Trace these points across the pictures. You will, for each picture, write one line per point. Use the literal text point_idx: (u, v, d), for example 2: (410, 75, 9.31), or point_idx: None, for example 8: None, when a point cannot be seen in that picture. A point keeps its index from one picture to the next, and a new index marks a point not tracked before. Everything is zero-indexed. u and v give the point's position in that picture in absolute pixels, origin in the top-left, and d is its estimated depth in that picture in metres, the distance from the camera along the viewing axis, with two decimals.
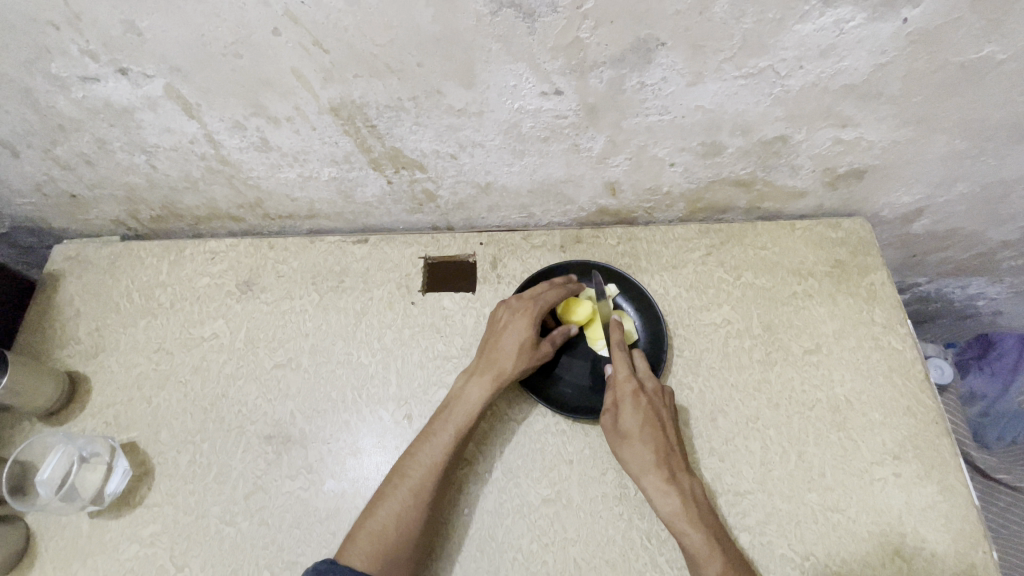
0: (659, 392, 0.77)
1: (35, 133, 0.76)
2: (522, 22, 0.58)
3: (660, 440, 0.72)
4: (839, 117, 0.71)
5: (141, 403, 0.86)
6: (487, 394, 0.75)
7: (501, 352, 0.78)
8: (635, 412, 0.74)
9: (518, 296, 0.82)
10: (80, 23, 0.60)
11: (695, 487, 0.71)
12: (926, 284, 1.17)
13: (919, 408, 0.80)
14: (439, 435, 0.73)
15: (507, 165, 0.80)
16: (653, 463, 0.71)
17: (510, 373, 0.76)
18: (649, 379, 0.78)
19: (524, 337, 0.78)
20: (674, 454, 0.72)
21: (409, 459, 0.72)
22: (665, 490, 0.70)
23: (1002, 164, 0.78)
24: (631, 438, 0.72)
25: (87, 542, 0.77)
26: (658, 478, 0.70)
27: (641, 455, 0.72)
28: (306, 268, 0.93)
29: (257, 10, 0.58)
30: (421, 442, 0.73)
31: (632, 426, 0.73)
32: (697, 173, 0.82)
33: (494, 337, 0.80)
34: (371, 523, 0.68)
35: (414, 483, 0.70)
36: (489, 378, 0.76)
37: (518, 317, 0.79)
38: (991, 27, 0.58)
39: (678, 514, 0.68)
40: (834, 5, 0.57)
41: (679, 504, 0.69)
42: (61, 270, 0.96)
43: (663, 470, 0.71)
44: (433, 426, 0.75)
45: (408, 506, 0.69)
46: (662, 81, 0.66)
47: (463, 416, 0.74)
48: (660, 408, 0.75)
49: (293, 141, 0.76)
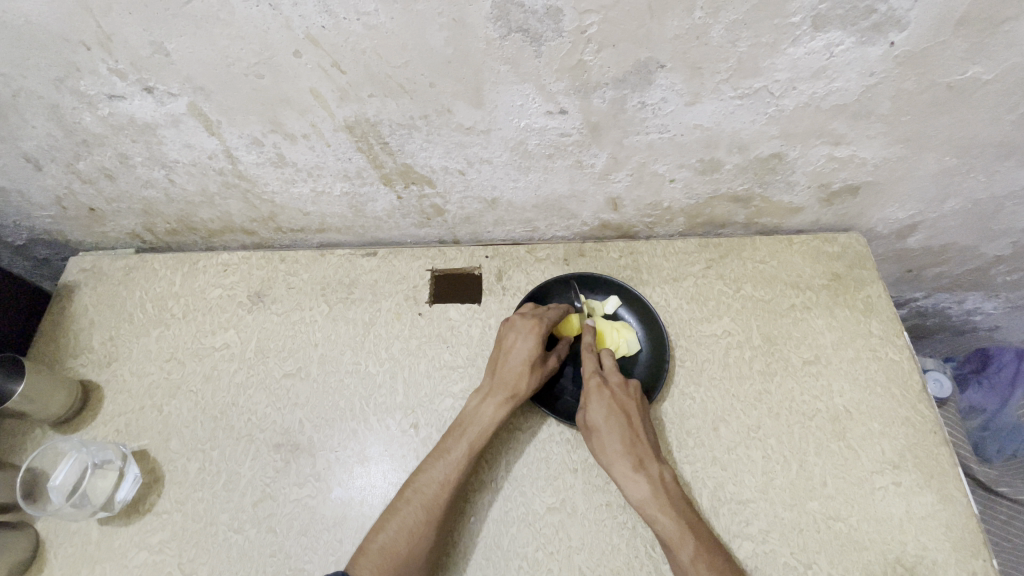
0: (624, 384, 0.79)
1: (59, 147, 0.79)
2: (530, 45, 0.62)
3: (625, 430, 0.75)
4: (832, 135, 0.74)
5: (152, 411, 0.87)
6: (500, 413, 0.77)
7: (511, 370, 0.79)
8: (600, 405, 0.76)
9: (523, 314, 0.83)
10: (111, 44, 0.64)
11: (664, 473, 0.73)
12: (922, 298, 1.19)
13: (917, 418, 0.82)
14: (452, 452, 0.75)
15: (513, 180, 0.83)
16: (619, 453, 0.73)
17: (523, 392, 0.78)
18: (614, 373, 0.80)
19: (535, 357, 0.80)
20: (640, 443, 0.74)
21: (421, 476, 0.74)
22: (633, 478, 0.72)
23: (992, 181, 0.81)
24: (598, 431, 0.75)
25: (96, 549, 0.78)
26: (624, 468, 0.72)
27: (608, 445, 0.74)
28: (316, 280, 0.95)
29: (280, 33, 0.62)
30: (433, 459, 0.75)
31: (598, 419, 0.76)
32: (696, 188, 0.85)
33: (501, 354, 0.81)
34: (382, 538, 0.69)
35: (428, 499, 0.72)
36: (501, 397, 0.78)
37: (526, 336, 0.81)
38: (975, 50, 0.62)
39: (647, 502, 0.71)
40: (824, 30, 0.60)
41: (646, 491, 0.71)
42: (76, 281, 0.98)
43: (629, 459, 0.73)
44: (445, 442, 0.76)
45: (421, 522, 0.70)
46: (662, 100, 0.69)
47: (477, 433, 0.76)
48: (625, 399, 0.78)
49: (308, 157, 0.79)
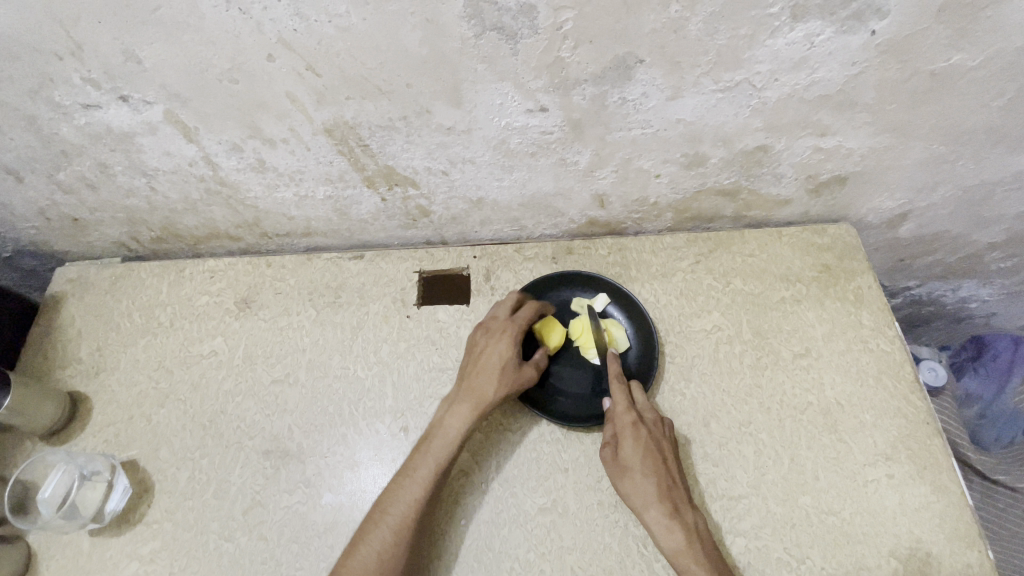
0: (659, 424, 0.78)
1: (38, 158, 0.79)
2: (506, 43, 0.61)
3: (662, 473, 0.73)
4: (817, 126, 0.73)
5: (141, 420, 0.87)
6: (465, 420, 0.76)
7: (479, 375, 0.78)
8: (636, 444, 0.75)
9: (496, 318, 0.84)
10: (83, 53, 0.63)
11: (699, 521, 0.71)
12: (916, 287, 1.18)
13: (909, 409, 0.81)
14: (418, 470, 0.74)
15: (497, 180, 0.83)
16: (656, 497, 0.71)
17: (489, 397, 0.77)
18: (648, 412, 0.78)
19: (502, 361, 0.79)
20: (676, 488, 0.73)
21: (389, 497, 0.72)
22: (669, 525, 0.70)
23: (981, 167, 0.80)
24: (633, 471, 0.73)
25: (88, 561, 0.78)
26: (660, 514, 0.70)
27: (644, 489, 0.72)
28: (303, 285, 0.94)
29: (252, 37, 0.61)
30: (401, 478, 0.74)
31: (633, 459, 0.74)
32: (682, 183, 0.84)
33: (471, 360, 0.81)
34: (352, 563, 0.68)
35: (395, 520, 0.70)
36: (469, 401, 0.77)
37: (495, 339, 0.81)
38: (957, 36, 0.61)
39: (681, 551, 0.69)
40: (803, 20, 0.59)
41: (682, 539, 0.69)
42: (63, 292, 0.98)
43: (666, 505, 0.71)
44: (413, 459, 0.75)
45: (389, 543, 0.69)
46: (643, 96, 0.68)
47: (443, 445, 0.75)
48: (661, 441, 0.76)
49: (289, 161, 0.78)
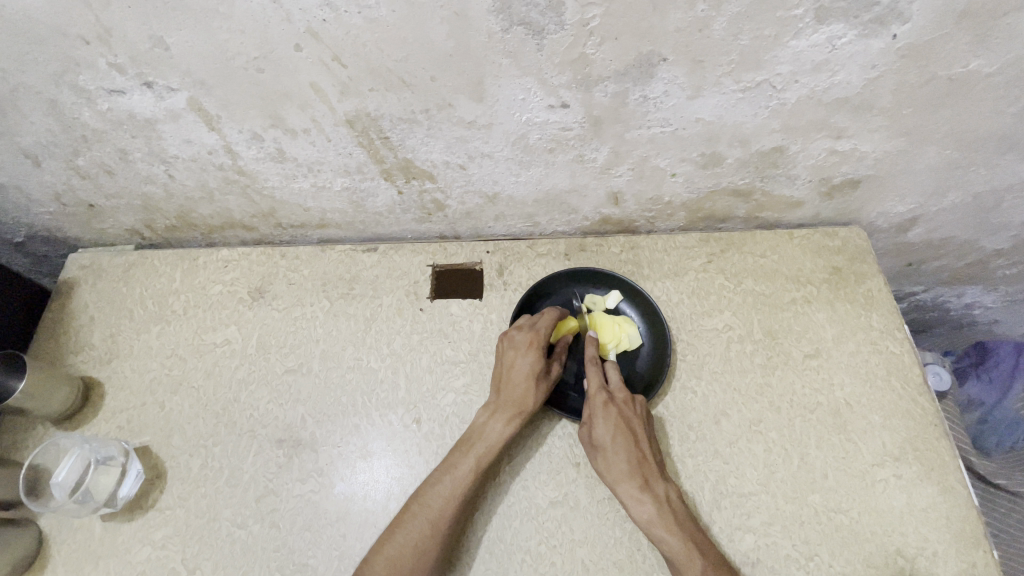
0: (629, 401, 0.78)
1: (58, 143, 0.79)
2: (532, 38, 0.62)
3: (631, 449, 0.74)
4: (833, 128, 0.74)
5: (153, 407, 0.87)
6: (508, 429, 0.76)
7: (515, 387, 0.79)
8: (606, 424, 0.76)
9: (520, 328, 0.83)
10: (110, 38, 0.63)
11: (671, 493, 0.73)
12: (922, 292, 1.20)
13: (917, 411, 0.82)
14: (458, 468, 0.74)
15: (514, 175, 0.83)
16: (626, 473, 0.73)
17: (530, 408, 0.78)
18: (620, 390, 0.79)
19: (537, 372, 0.79)
20: (646, 462, 0.74)
21: (428, 490, 0.73)
22: (639, 498, 0.71)
23: (992, 174, 0.81)
24: (605, 449, 0.74)
25: (100, 546, 0.78)
26: (631, 488, 0.72)
27: (615, 466, 0.73)
28: (316, 276, 0.95)
29: (280, 27, 0.61)
30: (441, 474, 0.74)
31: (604, 438, 0.75)
32: (697, 182, 0.85)
33: (503, 371, 0.80)
34: (388, 551, 0.68)
35: (433, 514, 0.71)
36: (510, 412, 0.77)
37: (525, 352, 0.80)
38: (977, 43, 0.62)
39: (653, 522, 0.70)
40: (827, 22, 0.60)
41: (653, 511, 0.70)
42: (76, 278, 0.98)
43: (636, 479, 0.72)
44: (453, 458, 0.75)
45: (426, 536, 0.69)
46: (664, 94, 0.69)
47: (484, 449, 0.75)
48: (632, 418, 0.77)
49: (309, 151, 0.79)
